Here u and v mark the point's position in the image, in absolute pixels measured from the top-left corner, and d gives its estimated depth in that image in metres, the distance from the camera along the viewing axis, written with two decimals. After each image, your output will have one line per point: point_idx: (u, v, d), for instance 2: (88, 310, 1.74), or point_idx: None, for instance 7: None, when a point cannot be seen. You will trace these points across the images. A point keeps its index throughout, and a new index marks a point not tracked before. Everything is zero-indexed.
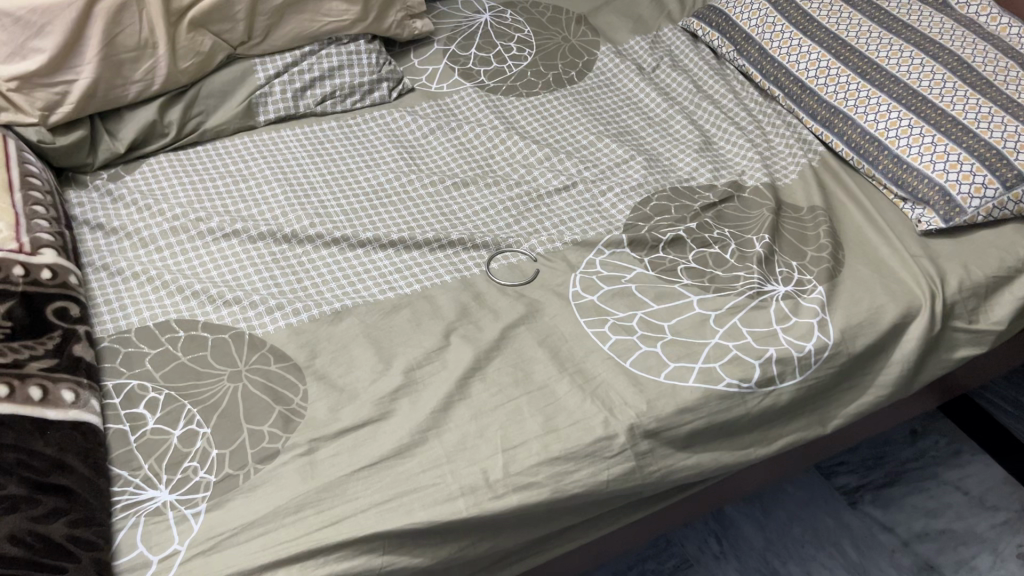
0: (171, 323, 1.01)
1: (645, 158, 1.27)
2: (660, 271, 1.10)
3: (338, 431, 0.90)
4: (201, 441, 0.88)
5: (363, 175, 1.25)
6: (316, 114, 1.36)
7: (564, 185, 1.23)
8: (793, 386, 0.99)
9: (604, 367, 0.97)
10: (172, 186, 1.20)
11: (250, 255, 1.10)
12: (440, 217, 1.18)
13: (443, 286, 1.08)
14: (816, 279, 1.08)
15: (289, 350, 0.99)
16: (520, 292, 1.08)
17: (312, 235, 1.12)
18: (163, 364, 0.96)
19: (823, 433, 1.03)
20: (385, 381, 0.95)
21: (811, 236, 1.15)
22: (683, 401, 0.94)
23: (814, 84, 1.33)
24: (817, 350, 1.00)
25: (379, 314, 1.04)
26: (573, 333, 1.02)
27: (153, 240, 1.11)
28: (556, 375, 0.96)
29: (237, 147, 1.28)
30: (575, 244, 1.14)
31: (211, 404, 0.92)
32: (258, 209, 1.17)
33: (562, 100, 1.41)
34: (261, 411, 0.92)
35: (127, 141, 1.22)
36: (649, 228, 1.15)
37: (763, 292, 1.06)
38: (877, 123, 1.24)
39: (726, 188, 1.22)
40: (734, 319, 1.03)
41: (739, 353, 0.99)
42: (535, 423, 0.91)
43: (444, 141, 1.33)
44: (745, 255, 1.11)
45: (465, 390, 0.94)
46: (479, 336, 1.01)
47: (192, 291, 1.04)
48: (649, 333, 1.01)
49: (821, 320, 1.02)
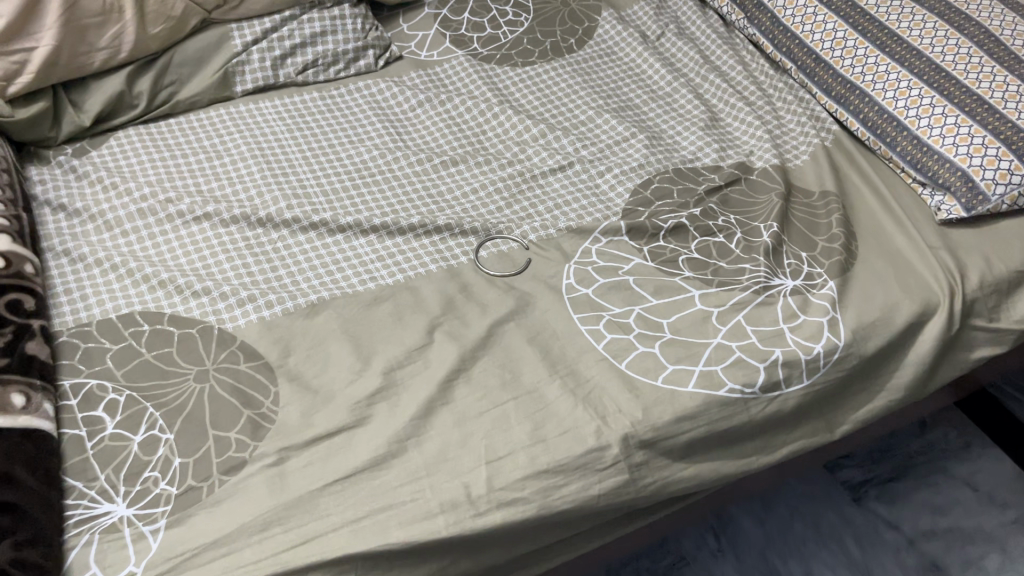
0: (134, 316, 0.94)
1: (647, 136, 1.19)
2: (660, 262, 1.03)
3: (311, 439, 0.83)
4: (163, 448, 0.83)
5: (345, 152, 1.17)
6: (297, 84, 1.28)
7: (561, 165, 1.15)
8: (800, 391, 0.92)
9: (597, 369, 0.91)
10: (142, 163, 1.12)
11: (222, 240, 1.03)
12: (427, 199, 1.11)
13: (428, 276, 1.01)
14: (826, 273, 1.01)
15: (260, 347, 0.92)
16: (510, 283, 1.01)
17: (288, 219, 1.05)
18: (125, 361, 0.90)
19: (831, 439, 0.95)
20: (362, 383, 0.89)
21: (822, 225, 1.07)
22: (681, 408, 0.87)
23: (829, 57, 1.24)
24: (826, 352, 0.93)
25: (358, 306, 0.97)
26: (565, 331, 0.95)
27: (119, 223, 1.04)
28: (546, 378, 0.90)
29: (212, 120, 1.20)
30: (570, 232, 1.06)
31: (176, 407, 0.86)
32: (232, 189, 1.10)
33: (559, 71, 1.32)
34: (227, 415, 0.86)
35: (92, 114, 1.14)
36: (650, 214, 1.08)
37: (769, 287, 0.99)
38: (897, 101, 1.15)
39: (732, 170, 1.14)
40: (738, 318, 0.96)
41: (742, 355, 0.92)
42: (522, 432, 0.85)
43: (433, 114, 1.25)
44: (751, 245, 1.04)
45: (448, 394, 0.88)
46: (464, 334, 0.94)
47: (160, 280, 0.97)
48: (647, 331, 0.95)
49: (832, 319, 0.96)
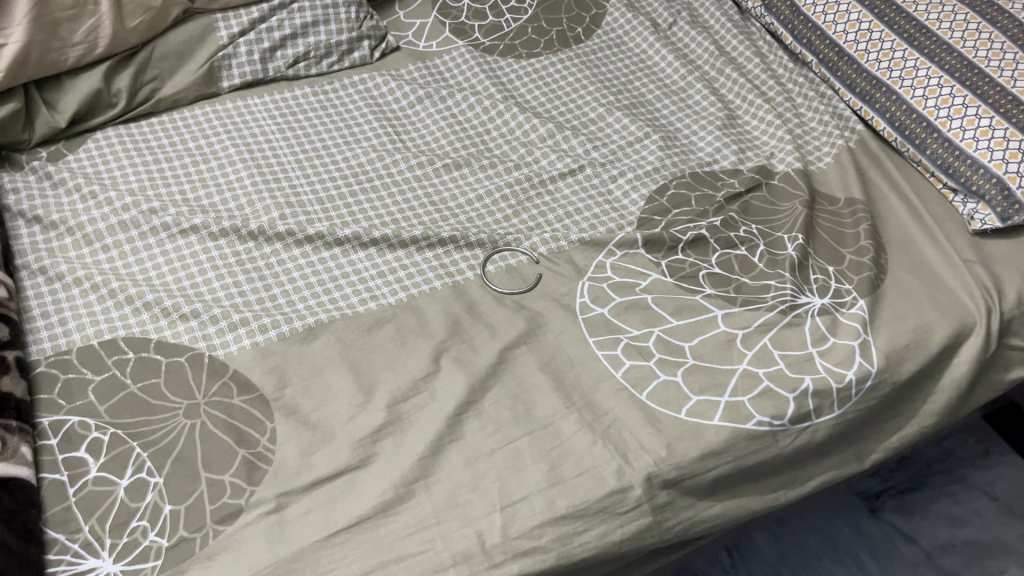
0: (118, 342, 0.88)
1: (661, 136, 1.13)
2: (679, 278, 0.96)
3: (311, 482, 0.78)
4: (152, 494, 0.76)
5: (340, 154, 1.10)
6: (287, 78, 1.20)
7: (570, 169, 1.08)
8: (830, 422, 0.87)
9: (616, 400, 0.85)
10: (122, 169, 1.05)
11: (211, 256, 0.96)
12: (429, 208, 1.04)
13: (432, 294, 0.95)
14: (856, 290, 0.95)
15: (254, 377, 0.86)
16: (520, 301, 0.95)
17: (281, 232, 0.98)
18: (109, 395, 0.83)
19: (860, 468, 0.90)
20: (365, 418, 0.83)
21: (850, 236, 1.01)
22: (707, 444, 0.82)
23: (853, 50, 1.17)
24: (859, 379, 0.87)
25: (357, 330, 0.91)
26: (580, 356, 0.89)
27: (99, 237, 0.97)
28: (562, 410, 0.84)
29: (197, 120, 1.13)
30: (582, 244, 1.00)
31: (164, 447, 0.80)
32: (221, 198, 1.03)
33: (566, 63, 1.25)
34: (220, 456, 0.79)
35: (68, 114, 1.06)
36: (667, 224, 1.02)
37: (796, 306, 0.93)
38: (926, 100, 1.08)
39: (753, 175, 1.08)
40: (764, 341, 0.90)
41: (770, 384, 0.86)
42: (538, 472, 0.79)
43: (433, 112, 1.17)
44: (775, 259, 0.98)
45: (457, 430, 0.82)
46: (472, 360, 0.88)
47: (144, 302, 0.90)
48: (668, 357, 0.89)
49: (863, 342, 0.90)
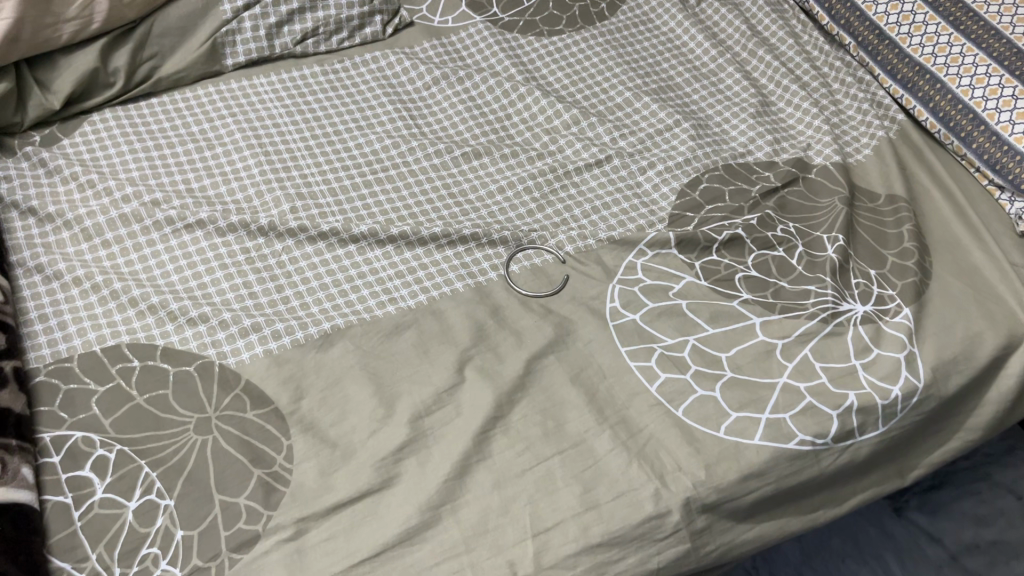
0: (122, 349, 0.82)
1: (692, 124, 1.07)
2: (714, 282, 0.91)
3: (332, 506, 0.73)
4: (162, 518, 0.72)
5: (353, 141, 1.04)
6: (295, 56, 1.13)
7: (597, 159, 1.02)
8: (874, 439, 0.83)
9: (651, 416, 0.81)
10: (121, 156, 0.98)
11: (219, 253, 0.91)
12: (449, 201, 0.98)
13: (454, 297, 0.90)
14: (900, 297, 0.90)
15: (268, 389, 0.81)
16: (547, 305, 0.90)
17: (293, 228, 0.92)
18: (114, 407, 0.78)
19: (901, 484, 0.86)
20: (386, 434, 0.78)
21: (892, 237, 0.96)
22: (747, 465, 0.78)
23: (895, 33, 1.11)
24: (905, 395, 0.83)
25: (377, 336, 0.86)
26: (612, 367, 0.84)
27: (98, 232, 0.91)
28: (594, 427, 0.80)
29: (200, 101, 1.06)
30: (611, 243, 0.95)
31: (175, 466, 0.75)
32: (228, 188, 0.97)
33: (590, 42, 1.18)
34: (234, 477, 0.75)
35: (63, 95, 0.99)
36: (700, 222, 0.96)
37: (838, 314, 0.88)
38: (973, 90, 1.02)
39: (789, 168, 1.03)
40: (804, 353, 0.86)
41: (813, 400, 0.82)
42: (571, 495, 0.75)
43: (450, 94, 1.11)
44: (814, 262, 0.93)
45: (485, 448, 0.78)
46: (499, 371, 0.83)
47: (149, 305, 0.85)
48: (705, 369, 0.84)
49: (909, 354, 0.86)
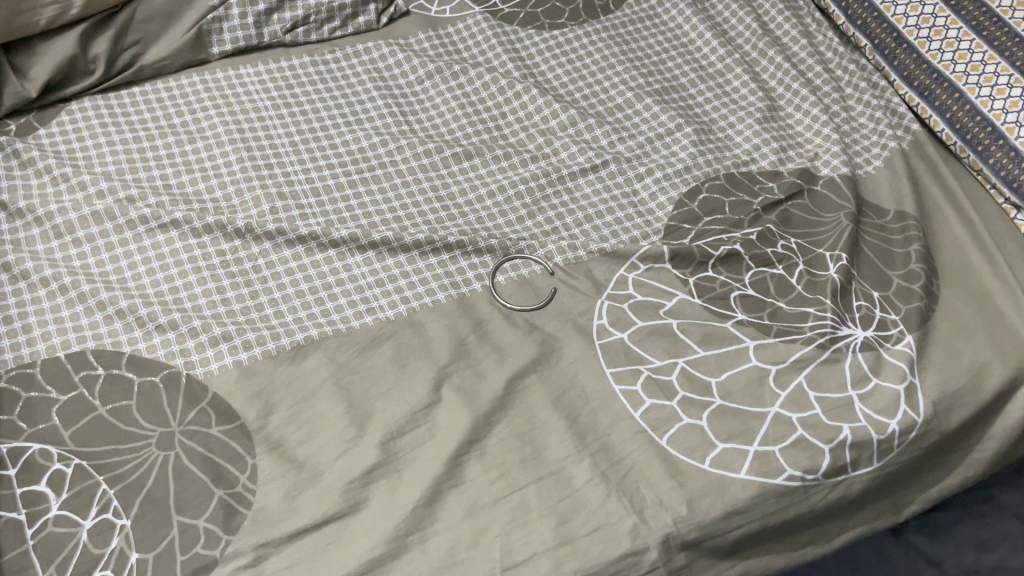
0: (87, 356, 0.79)
1: (695, 129, 1.02)
2: (708, 301, 0.87)
3: (295, 531, 0.70)
4: (118, 539, 0.69)
5: (340, 138, 1.00)
6: (285, 45, 1.09)
7: (593, 164, 0.98)
8: (868, 475, 0.79)
9: (634, 444, 0.77)
10: (99, 148, 0.95)
11: (194, 255, 0.87)
12: (436, 205, 0.94)
13: (435, 308, 0.86)
14: (903, 322, 0.86)
15: (236, 403, 0.78)
16: (532, 321, 0.86)
17: (271, 231, 0.89)
18: (75, 418, 0.76)
19: (896, 520, 0.83)
20: (356, 455, 0.75)
21: (899, 257, 0.92)
22: (731, 501, 0.74)
23: (914, 36, 1.05)
24: (903, 430, 0.79)
25: (353, 348, 0.82)
26: (596, 389, 0.81)
27: (70, 230, 0.87)
28: (573, 455, 0.76)
29: (183, 90, 1.02)
30: (603, 255, 0.91)
31: (134, 483, 0.72)
32: (207, 185, 0.93)
33: (593, 37, 1.13)
34: (195, 497, 0.72)
35: (40, 82, 0.95)
36: (698, 235, 0.92)
37: (837, 339, 0.84)
38: (993, 102, 0.96)
39: (794, 179, 0.98)
40: (799, 380, 0.82)
41: (805, 433, 0.78)
42: (545, 528, 0.72)
43: (443, 89, 1.06)
44: (815, 282, 0.89)
45: (458, 474, 0.74)
46: (477, 391, 0.80)
47: (118, 310, 0.82)
48: (693, 395, 0.80)
49: (909, 385, 0.81)
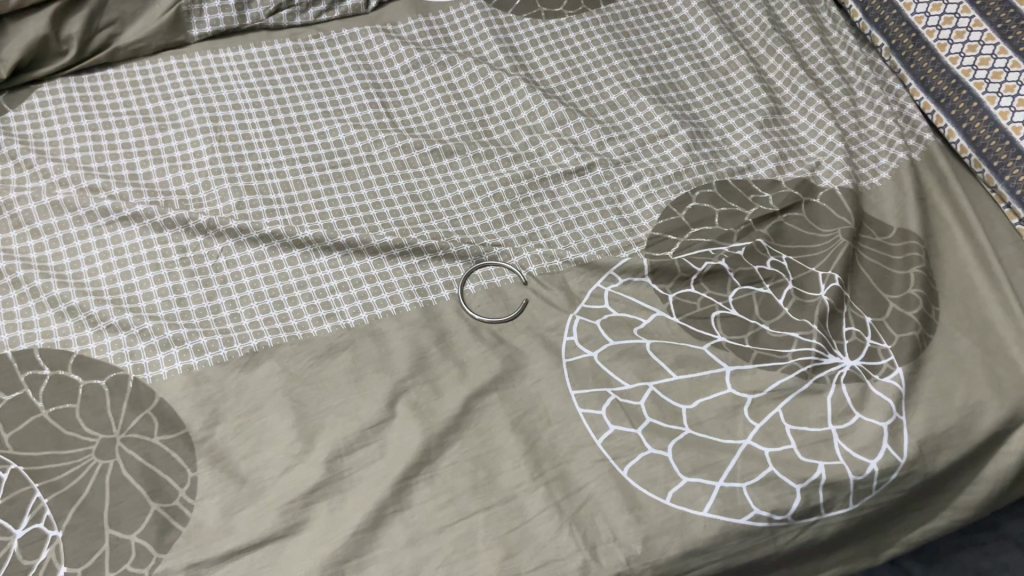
0: (34, 355, 0.77)
1: (690, 131, 0.97)
2: (687, 320, 0.82)
3: (229, 552, 0.67)
4: (48, 550, 0.66)
5: (317, 128, 0.96)
6: (268, 28, 1.05)
7: (578, 167, 0.93)
8: (842, 517, 0.74)
9: (593, 474, 0.73)
10: (67, 134, 0.92)
11: (153, 252, 0.84)
12: (410, 205, 0.90)
13: (399, 316, 0.82)
14: (894, 353, 0.80)
15: (181, 411, 0.75)
16: (499, 333, 0.82)
17: (234, 228, 0.85)
18: (16, 420, 0.73)
19: (871, 563, 0.78)
20: (301, 473, 0.72)
21: (897, 279, 0.86)
22: (691, 540, 0.70)
23: (934, 38, 0.98)
24: (883, 471, 0.74)
25: (307, 358, 0.79)
26: (558, 412, 0.76)
27: (28, 220, 0.85)
28: (527, 483, 0.72)
29: (158, 74, 0.99)
30: (579, 266, 0.86)
31: (70, 492, 0.70)
32: (174, 176, 0.90)
33: (590, 29, 1.08)
34: (129, 510, 0.69)
35: (9, 63, 0.92)
36: (682, 248, 0.87)
37: (820, 368, 0.79)
38: (1013, 114, 0.89)
39: (791, 191, 0.92)
40: (775, 411, 0.77)
41: (776, 470, 0.73)
42: (490, 560, 0.68)
43: (429, 80, 1.02)
44: (803, 304, 0.83)
45: (405, 497, 0.71)
46: (433, 408, 0.76)
47: (69, 307, 0.79)
48: (660, 423, 0.76)
49: (894, 422, 0.76)
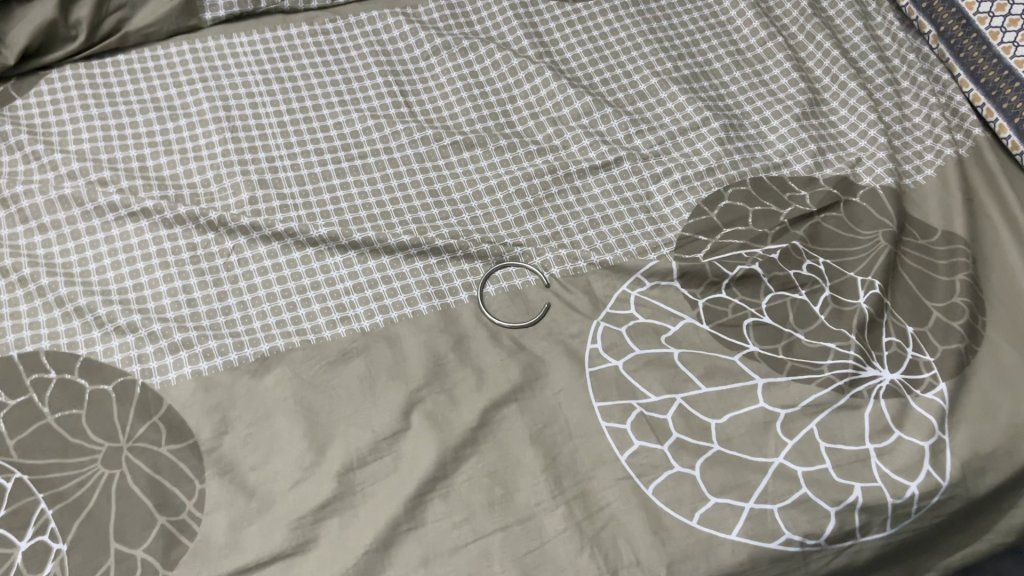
0: (40, 357, 0.74)
1: (724, 124, 0.92)
2: (717, 328, 0.78)
3: (237, 570, 0.65)
4: (52, 565, 0.64)
5: (332, 117, 0.92)
6: (283, 11, 1.02)
7: (604, 161, 0.89)
8: (879, 541, 0.70)
9: (616, 492, 0.70)
10: (76, 123, 0.89)
11: (163, 249, 0.81)
12: (429, 200, 0.87)
13: (415, 320, 0.79)
14: (938, 366, 0.76)
15: (190, 419, 0.72)
16: (520, 339, 0.78)
17: (245, 226, 0.82)
18: (20, 427, 0.70)
19: None
20: (312, 487, 0.69)
21: (941, 286, 0.81)
22: (718, 565, 0.67)
23: (986, 26, 0.92)
24: (923, 494, 0.70)
25: (320, 364, 0.76)
26: (581, 425, 0.73)
27: (35, 215, 0.82)
28: (547, 501, 0.69)
29: (170, 60, 0.96)
30: (604, 268, 0.82)
31: (75, 503, 0.67)
32: (185, 169, 0.87)
33: (620, 13, 1.04)
34: (135, 523, 0.66)
35: (16, 49, 0.89)
36: (713, 251, 0.83)
37: (858, 382, 0.75)
38: None
39: (830, 189, 0.87)
40: (810, 428, 0.73)
41: (810, 492, 0.69)
42: None
43: (450, 67, 0.98)
44: (841, 312, 0.79)
45: (419, 515, 0.68)
46: (450, 420, 0.73)
47: (76, 308, 0.77)
48: (688, 438, 0.72)
49: (935, 442, 0.72)
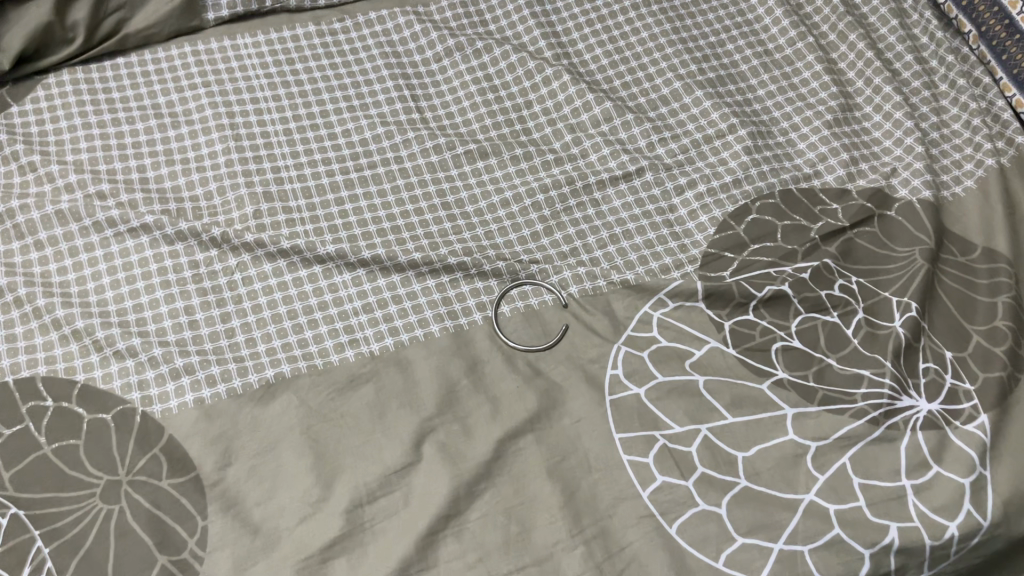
0: (37, 383, 0.70)
1: (752, 131, 0.88)
2: (745, 353, 0.74)
3: None
4: None
5: (341, 124, 0.89)
6: (289, 10, 0.98)
7: (625, 172, 0.85)
8: None
9: (638, 532, 0.66)
10: (73, 132, 0.85)
11: (165, 267, 0.78)
12: (441, 213, 0.83)
13: (426, 343, 0.75)
14: (978, 396, 0.72)
15: (191, 450, 0.69)
16: (536, 364, 0.75)
17: (250, 242, 0.79)
18: (15, 458, 0.66)
19: None
20: (318, 523, 0.66)
21: (982, 308, 0.77)
22: None
23: None
24: (964, 535, 0.66)
25: (327, 391, 0.72)
26: (600, 458, 0.69)
27: (30, 231, 0.78)
28: (565, 540, 0.65)
29: (171, 63, 0.92)
30: (626, 287, 0.78)
31: (72, 541, 0.63)
32: (187, 180, 0.84)
33: (641, 11, 1.00)
34: (134, 563, 0.63)
35: (10, 51, 0.85)
36: (740, 269, 0.79)
37: (894, 413, 0.71)
38: None
39: (863, 203, 0.83)
40: (843, 462, 0.69)
41: (844, 532, 0.66)
42: None
43: (464, 70, 0.94)
44: (875, 336, 0.75)
45: (430, 554, 0.64)
46: (463, 452, 0.69)
47: (74, 330, 0.73)
48: (714, 473, 0.68)
49: (977, 479, 0.68)
